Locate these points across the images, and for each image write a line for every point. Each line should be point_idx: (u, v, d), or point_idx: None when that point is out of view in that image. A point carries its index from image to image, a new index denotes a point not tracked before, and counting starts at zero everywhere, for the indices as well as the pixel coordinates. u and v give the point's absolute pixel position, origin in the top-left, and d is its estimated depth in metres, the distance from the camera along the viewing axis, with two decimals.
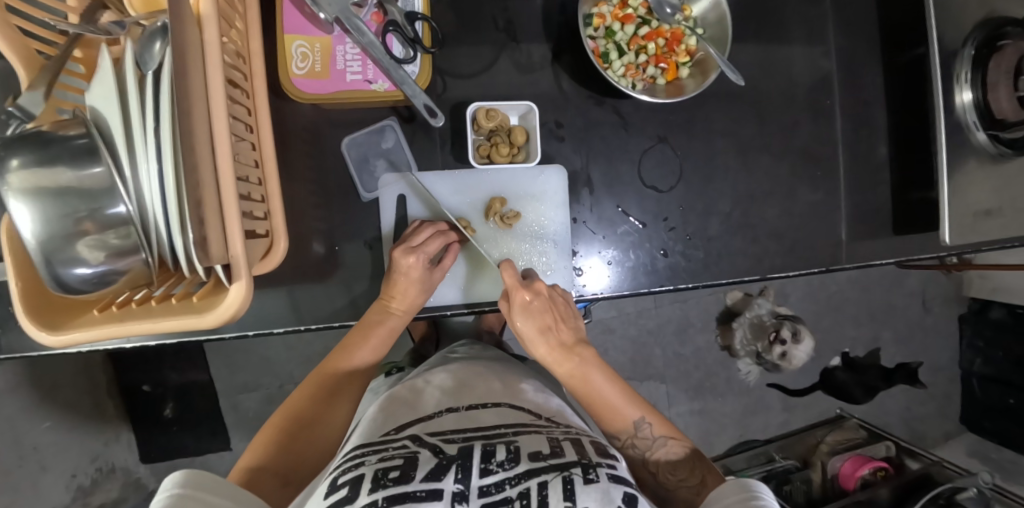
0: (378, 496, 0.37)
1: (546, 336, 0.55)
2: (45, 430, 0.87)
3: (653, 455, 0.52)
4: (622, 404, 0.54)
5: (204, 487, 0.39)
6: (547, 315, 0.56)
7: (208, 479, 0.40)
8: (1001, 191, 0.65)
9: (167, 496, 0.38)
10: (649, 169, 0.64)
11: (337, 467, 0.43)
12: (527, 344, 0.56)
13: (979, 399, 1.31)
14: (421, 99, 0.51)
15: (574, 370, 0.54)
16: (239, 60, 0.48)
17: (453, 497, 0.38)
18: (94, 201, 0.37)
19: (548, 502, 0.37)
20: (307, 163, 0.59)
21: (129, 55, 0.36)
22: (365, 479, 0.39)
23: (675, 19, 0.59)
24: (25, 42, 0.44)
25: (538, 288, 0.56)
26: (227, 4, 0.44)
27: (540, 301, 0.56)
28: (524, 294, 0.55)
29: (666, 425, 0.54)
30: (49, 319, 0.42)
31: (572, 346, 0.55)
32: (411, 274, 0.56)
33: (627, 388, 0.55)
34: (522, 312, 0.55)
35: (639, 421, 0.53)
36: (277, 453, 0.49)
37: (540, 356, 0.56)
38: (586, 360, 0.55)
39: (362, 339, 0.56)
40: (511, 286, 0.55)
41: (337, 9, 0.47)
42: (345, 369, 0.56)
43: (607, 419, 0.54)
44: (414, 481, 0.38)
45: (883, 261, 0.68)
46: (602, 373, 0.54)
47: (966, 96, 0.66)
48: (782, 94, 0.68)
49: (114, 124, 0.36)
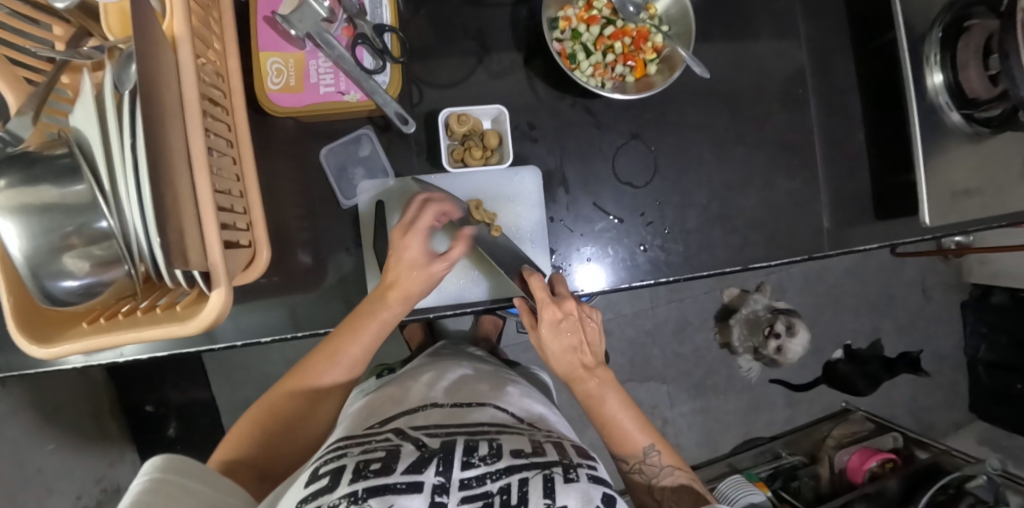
0: (358, 487, 0.37)
1: (570, 356, 0.53)
2: (51, 453, 0.84)
3: (659, 483, 0.52)
4: (637, 430, 0.54)
5: (183, 474, 0.41)
6: (576, 335, 0.53)
7: (186, 465, 0.42)
8: (978, 171, 0.66)
9: (146, 481, 0.39)
10: (623, 165, 0.65)
11: (320, 457, 0.43)
12: (547, 358, 0.55)
13: (985, 386, 1.30)
14: (393, 107, 0.53)
15: (590, 390, 0.54)
16: (218, 79, 0.50)
17: (433, 489, 0.38)
18: (78, 216, 0.38)
19: (528, 499, 0.37)
20: (289, 175, 0.61)
21: (107, 77, 0.38)
22: (347, 469, 0.40)
23: (639, 18, 0.61)
24: (12, 70, 0.46)
25: (570, 307, 0.53)
26: (203, 27, 0.47)
27: (570, 321, 0.53)
28: (555, 312, 0.52)
29: (673, 454, 0.54)
30: (39, 331, 0.43)
31: (593, 367, 0.54)
32: (410, 256, 0.54)
33: (643, 418, 0.55)
34: (550, 328, 0.53)
35: (650, 448, 0.53)
36: (257, 446, 0.52)
37: (560, 372, 0.55)
38: (603, 382, 0.54)
39: (351, 335, 0.54)
40: (541, 301, 0.52)
41: (309, 26, 0.49)
42: (332, 365, 0.54)
43: (622, 441, 0.54)
44: (396, 473, 0.39)
45: (867, 246, 0.69)
46: (619, 398, 0.54)
47: (937, 78, 0.66)
48: (752, 86, 0.69)
49: (94, 140, 0.38)
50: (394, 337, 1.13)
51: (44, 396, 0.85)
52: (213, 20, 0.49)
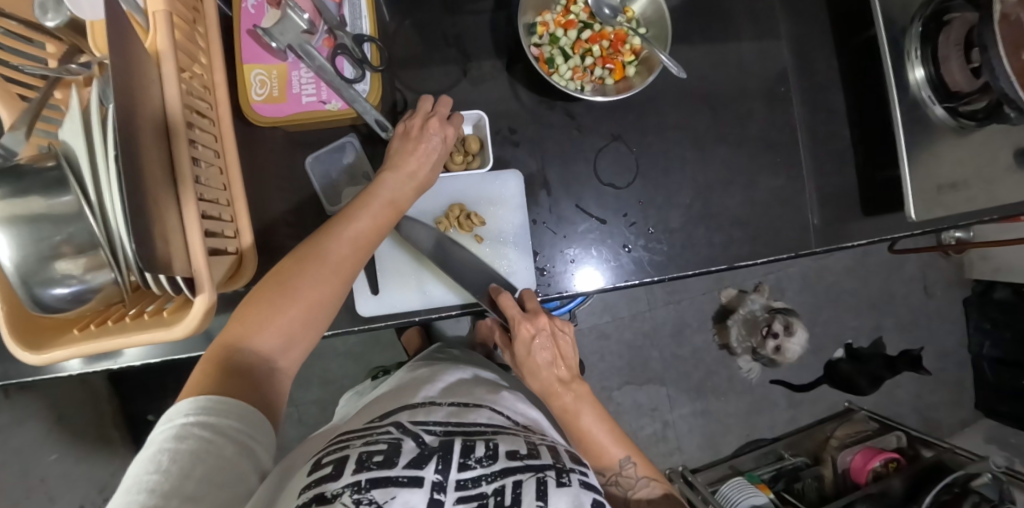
0: (361, 478, 0.37)
1: (546, 370, 0.57)
2: (53, 463, 0.85)
3: (635, 494, 0.54)
4: (611, 443, 0.56)
5: (209, 416, 0.40)
6: (549, 350, 0.58)
7: (212, 406, 0.41)
8: (962, 164, 0.66)
9: (171, 427, 0.39)
10: (605, 166, 0.66)
11: (322, 450, 0.43)
12: (524, 373, 0.59)
13: (991, 383, 1.28)
14: (372, 115, 0.55)
15: (567, 404, 0.57)
16: (205, 92, 0.51)
17: (432, 486, 0.38)
18: (67, 226, 0.40)
19: (521, 501, 0.37)
20: (276, 184, 0.62)
21: (94, 93, 0.39)
22: (352, 459, 0.40)
23: (616, 21, 0.62)
24: (6, 87, 0.48)
25: (541, 324, 0.58)
26: (187, 42, 0.48)
27: (541, 337, 0.58)
28: (528, 328, 0.57)
29: (648, 465, 0.56)
30: (31, 339, 0.44)
31: (569, 381, 0.58)
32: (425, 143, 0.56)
33: (619, 432, 0.57)
34: (524, 344, 0.58)
35: (625, 460, 0.55)
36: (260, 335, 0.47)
37: (537, 387, 0.58)
38: (580, 397, 0.57)
39: (355, 212, 0.53)
40: (514, 318, 0.57)
41: (290, 38, 0.51)
42: (337, 240, 0.51)
43: (597, 454, 0.55)
44: (397, 467, 0.39)
45: (854, 242, 0.69)
46: (594, 413, 0.57)
47: (919, 73, 0.67)
48: (733, 85, 0.69)
49: (81, 153, 0.39)
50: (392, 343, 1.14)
51: (47, 407, 0.87)
52: (198, 35, 0.51)
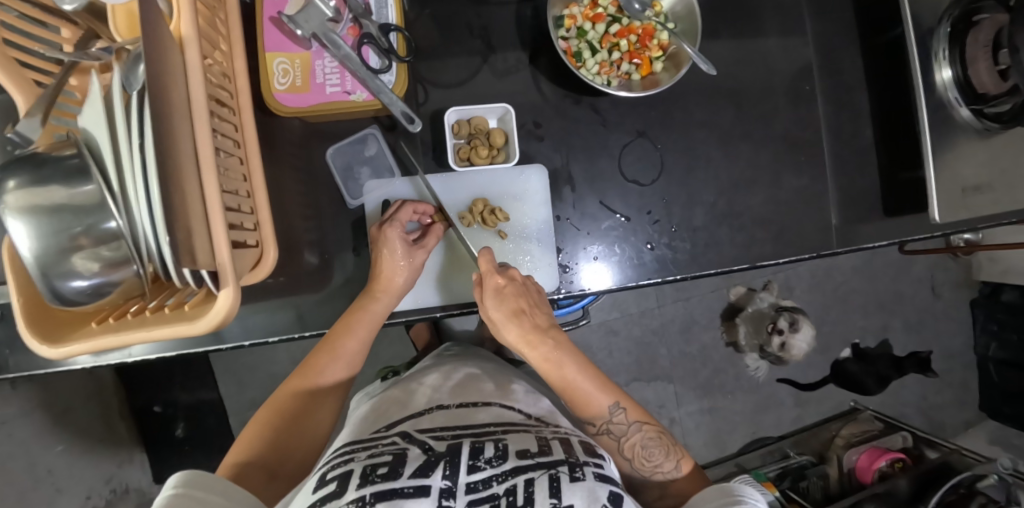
0: (365, 492, 0.35)
1: (521, 321, 0.55)
2: (59, 454, 0.85)
3: (628, 440, 0.53)
4: (598, 391, 0.54)
5: (201, 487, 0.39)
6: (520, 299, 0.56)
7: (208, 479, 0.40)
8: (989, 165, 0.65)
9: (169, 495, 0.38)
10: (630, 162, 0.65)
11: (327, 463, 0.41)
12: (499, 330, 0.56)
13: (997, 384, 1.29)
14: (399, 106, 0.53)
15: (547, 355, 0.54)
16: (226, 80, 0.50)
17: (440, 493, 0.36)
18: (86, 216, 0.38)
19: (534, 500, 0.35)
20: (295, 176, 0.61)
21: (114, 77, 0.37)
22: (354, 475, 0.38)
23: (645, 15, 0.61)
24: (21, 71, 0.46)
25: (512, 275, 0.57)
26: (209, 27, 0.47)
27: (512, 287, 0.56)
28: (498, 279, 0.56)
29: (639, 410, 0.55)
30: (48, 331, 0.43)
31: (545, 329, 0.55)
32: (394, 248, 0.57)
33: (602, 378, 0.55)
34: (496, 296, 0.55)
35: (613, 407, 0.54)
36: (262, 452, 0.50)
37: (513, 340, 0.55)
38: (559, 344, 0.54)
39: (347, 330, 0.56)
40: (484, 271, 0.56)
41: (315, 26, 0.50)
42: (350, 339, 0.56)
43: (585, 405, 0.54)
44: (402, 478, 0.37)
45: (877, 244, 0.68)
46: (577, 365, 0.54)
47: (946, 73, 0.65)
48: (759, 83, 0.68)
49: (103, 141, 0.38)
50: (401, 338, 1.13)
51: (54, 397, 0.87)
52: (220, 22, 0.50)
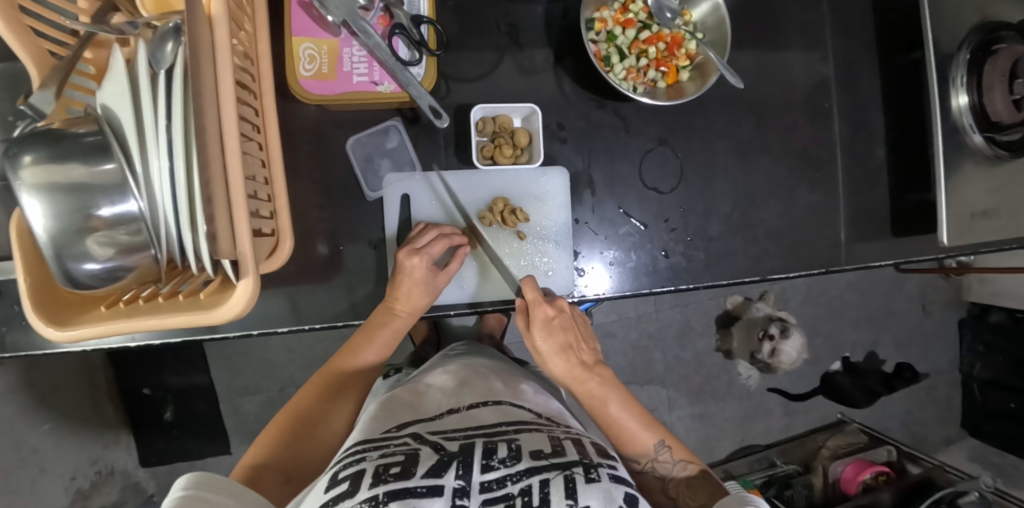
0: (378, 491, 0.35)
1: (566, 355, 0.56)
2: (45, 433, 0.87)
3: (674, 478, 0.52)
4: (643, 429, 0.54)
5: (216, 489, 0.39)
6: (567, 333, 0.56)
7: (218, 480, 0.40)
8: (998, 192, 0.66)
9: (178, 497, 0.37)
10: (650, 170, 0.65)
11: (338, 462, 0.41)
12: (544, 360, 0.57)
13: (979, 403, 1.32)
14: (426, 100, 0.52)
15: (593, 391, 0.55)
16: (247, 61, 0.48)
17: (454, 493, 0.36)
18: (106, 198, 0.37)
19: (549, 501, 0.35)
20: (311, 164, 0.60)
21: (140, 55, 0.35)
22: (366, 473, 0.37)
23: (675, 23, 0.61)
24: (36, 42, 0.44)
25: (561, 306, 0.57)
26: (237, 6, 0.45)
27: (560, 319, 0.56)
28: (548, 310, 0.55)
29: (683, 448, 0.54)
30: (55, 314, 0.42)
31: (591, 365, 0.57)
32: (415, 275, 0.56)
33: (648, 416, 0.55)
34: (543, 327, 0.55)
35: (658, 445, 0.54)
36: (278, 452, 0.49)
37: (559, 373, 0.56)
38: (605, 381, 0.56)
39: (366, 340, 0.57)
40: (533, 300, 0.55)
41: (345, 12, 0.49)
42: (367, 349, 0.57)
43: (630, 441, 0.54)
44: (415, 477, 0.37)
45: (883, 263, 0.69)
46: (621, 399, 0.55)
47: (963, 99, 0.66)
48: (779, 97, 0.69)
49: (125, 119, 0.36)
50: None
51: None
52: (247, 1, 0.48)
